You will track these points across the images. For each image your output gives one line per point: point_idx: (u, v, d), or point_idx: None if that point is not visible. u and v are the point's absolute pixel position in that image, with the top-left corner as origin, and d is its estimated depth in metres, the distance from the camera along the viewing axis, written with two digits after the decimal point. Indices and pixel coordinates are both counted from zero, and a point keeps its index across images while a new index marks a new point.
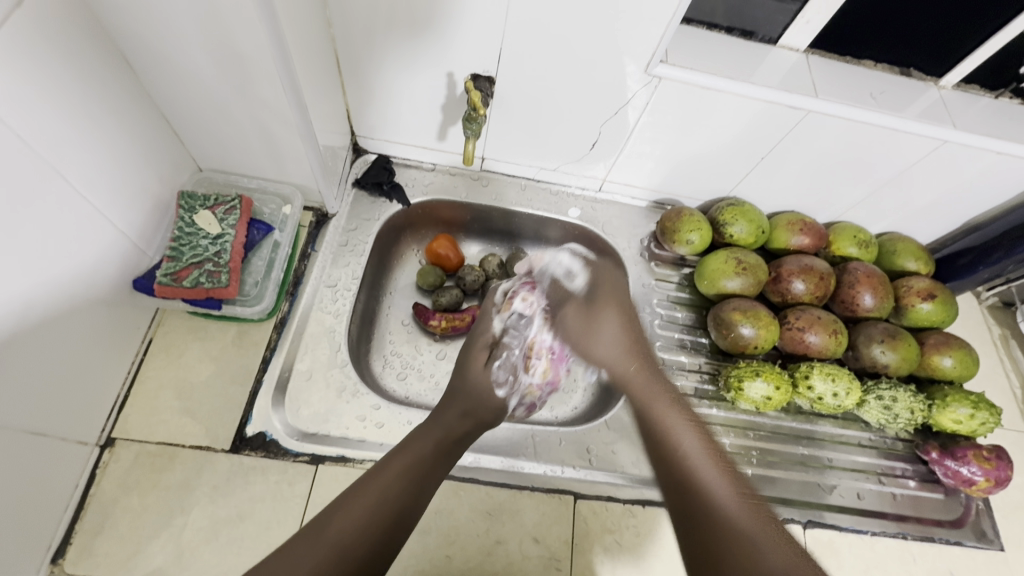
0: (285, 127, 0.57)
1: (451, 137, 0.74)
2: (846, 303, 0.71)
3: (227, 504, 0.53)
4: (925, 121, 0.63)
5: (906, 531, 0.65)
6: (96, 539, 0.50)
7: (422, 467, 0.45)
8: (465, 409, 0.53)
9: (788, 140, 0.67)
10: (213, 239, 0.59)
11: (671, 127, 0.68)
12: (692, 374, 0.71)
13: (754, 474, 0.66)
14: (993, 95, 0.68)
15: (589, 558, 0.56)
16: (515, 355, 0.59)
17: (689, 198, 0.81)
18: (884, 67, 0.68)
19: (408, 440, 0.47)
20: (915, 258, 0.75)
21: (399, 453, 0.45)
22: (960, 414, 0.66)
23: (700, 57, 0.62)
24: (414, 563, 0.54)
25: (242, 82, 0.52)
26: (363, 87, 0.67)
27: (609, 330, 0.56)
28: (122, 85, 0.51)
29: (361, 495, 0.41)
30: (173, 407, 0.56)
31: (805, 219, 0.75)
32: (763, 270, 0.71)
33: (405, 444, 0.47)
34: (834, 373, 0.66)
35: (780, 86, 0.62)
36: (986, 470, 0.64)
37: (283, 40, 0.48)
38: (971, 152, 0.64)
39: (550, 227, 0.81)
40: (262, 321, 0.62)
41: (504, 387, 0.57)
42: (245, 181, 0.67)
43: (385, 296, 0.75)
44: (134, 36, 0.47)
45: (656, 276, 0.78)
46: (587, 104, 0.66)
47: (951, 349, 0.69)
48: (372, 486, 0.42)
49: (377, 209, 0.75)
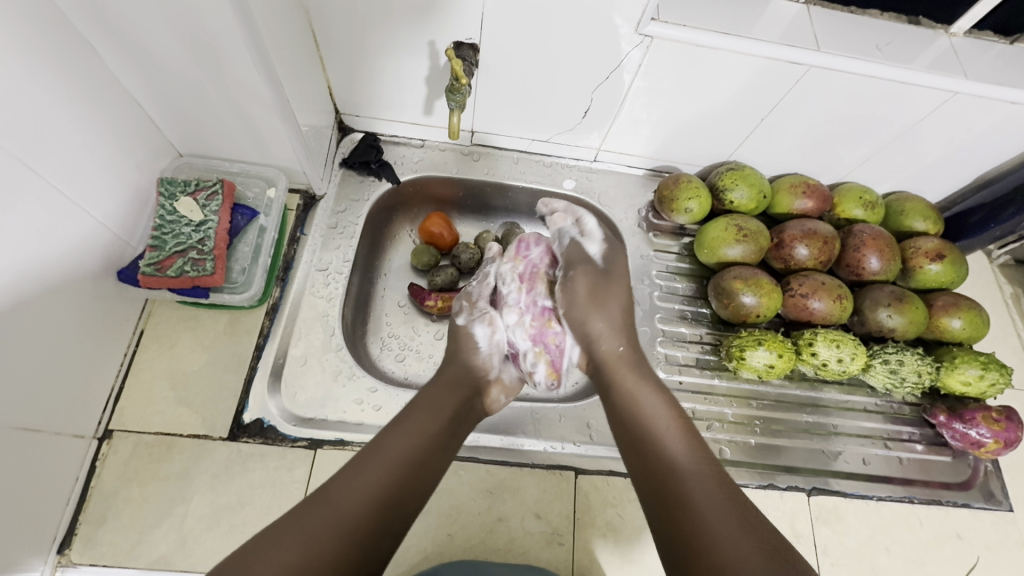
0: (262, 108, 0.55)
1: (438, 111, 0.71)
2: (852, 267, 0.69)
3: (227, 491, 0.53)
4: (934, 73, 0.60)
5: (913, 494, 0.65)
6: (101, 530, 0.50)
7: (421, 436, 0.47)
8: (457, 382, 0.54)
9: (789, 98, 0.64)
10: (196, 226, 0.58)
11: (666, 91, 0.65)
12: (693, 346, 0.70)
13: (757, 444, 0.65)
14: (1007, 41, 0.65)
15: (591, 533, 0.56)
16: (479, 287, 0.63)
17: (687, 164, 0.78)
18: (891, 16, 0.64)
19: (405, 413, 0.49)
20: (925, 218, 0.73)
21: (398, 424, 0.47)
22: (968, 375, 0.65)
23: (694, 13, 0.59)
24: (417, 542, 0.54)
25: (213, 64, 0.50)
26: (343, 63, 0.64)
27: (601, 322, 0.57)
28: (92, 73, 0.49)
29: (365, 469, 0.43)
30: (169, 397, 0.56)
31: (809, 181, 0.72)
32: (765, 236, 0.69)
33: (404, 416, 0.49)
34: (838, 338, 0.64)
35: (779, 41, 0.58)
36: (996, 432, 0.63)
37: (253, 17, 0.46)
38: (982, 103, 0.61)
39: (545, 200, 0.79)
40: (253, 308, 0.61)
41: (464, 315, 0.61)
42: (227, 165, 0.65)
43: (380, 278, 0.74)
44: (96, 20, 0.45)
45: (655, 247, 0.76)
46: (577, 70, 0.64)
47: (959, 310, 0.67)
48: (373, 462, 0.44)
49: (366, 188, 0.73)
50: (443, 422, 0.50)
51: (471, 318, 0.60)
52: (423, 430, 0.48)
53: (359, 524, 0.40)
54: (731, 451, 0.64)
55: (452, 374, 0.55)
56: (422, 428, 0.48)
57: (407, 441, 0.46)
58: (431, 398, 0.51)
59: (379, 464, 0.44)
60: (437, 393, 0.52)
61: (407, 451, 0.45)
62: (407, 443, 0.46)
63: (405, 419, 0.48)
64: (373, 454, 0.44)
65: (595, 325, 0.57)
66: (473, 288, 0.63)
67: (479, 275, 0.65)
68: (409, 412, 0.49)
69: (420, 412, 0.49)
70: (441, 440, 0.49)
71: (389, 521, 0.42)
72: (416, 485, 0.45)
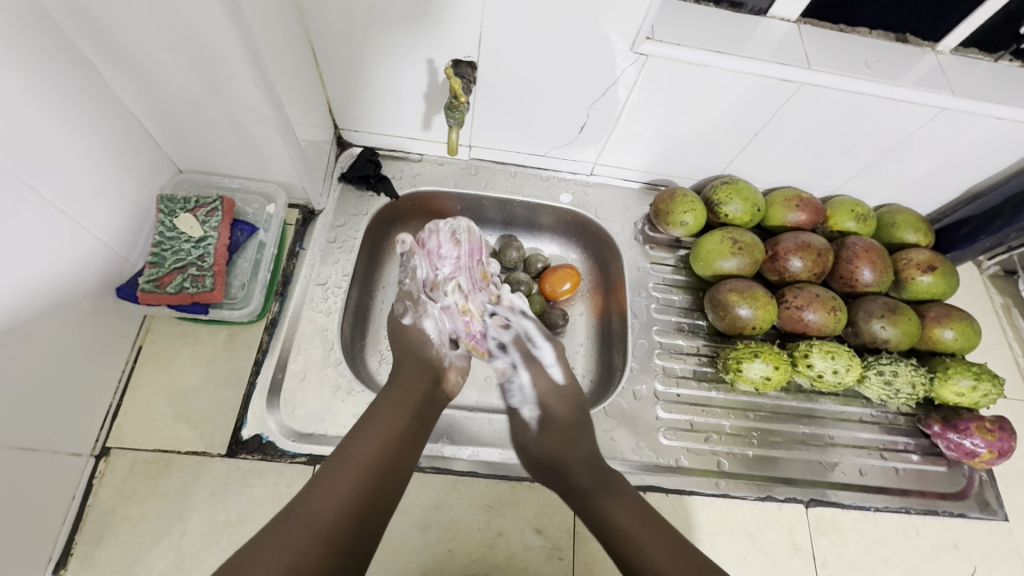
0: (262, 124, 0.56)
1: (436, 126, 0.72)
2: (845, 279, 0.70)
3: (225, 509, 0.53)
4: (922, 89, 0.61)
5: (910, 505, 0.65)
6: (97, 549, 0.50)
7: (384, 435, 0.49)
8: (410, 380, 0.57)
9: (782, 114, 0.65)
10: (196, 242, 0.58)
11: (662, 106, 0.66)
12: (691, 357, 0.71)
13: (755, 455, 0.65)
14: (992, 59, 0.66)
15: (591, 547, 0.56)
16: (409, 286, 0.69)
17: (682, 177, 0.79)
18: (880, 34, 0.66)
19: (371, 414, 0.51)
20: (916, 230, 0.74)
21: (364, 425, 0.50)
22: (962, 386, 0.65)
23: (688, 31, 0.60)
24: (417, 559, 0.54)
25: (213, 81, 0.50)
26: (341, 79, 0.65)
27: (547, 378, 0.66)
28: (94, 91, 0.49)
29: (337, 473, 0.45)
30: (167, 414, 0.56)
31: (803, 194, 0.73)
32: (760, 249, 0.69)
33: (366, 423, 0.50)
34: (833, 350, 0.65)
35: (771, 59, 0.60)
36: (989, 442, 0.64)
37: (254, 36, 0.47)
38: (969, 119, 0.63)
39: (542, 213, 0.80)
40: (252, 323, 0.61)
41: (409, 314, 0.68)
42: (226, 181, 0.65)
43: (378, 291, 0.74)
44: (99, 38, 0.46)
45: (652, 259, 0.77)
46: (574, 86, 0.65)
47: (951, 321, 0.68)
48: (343, 464, 0.45)
49: (365, 203, 0.73)
50: (409, 421, 0.52)
51: (415, 313, 0.68)
52: (387, 428, 0.50)
53: (337, 523, 0.42)
54: (728, 463, 0.64)
55: (409, 377, 0.58)
56: (384, 427, 0.50)
57: (370, 440, 0.48)
58: (390, 400, 0.53)
59: (350, 469, 0.45)
60: (397, 396, 0.54)
61: (375, 453, 0.47)
62: (373, 440, 0.48)
63: (370, 420, 0.51)
64: (344, 457, 0.46)
65: (558, 404, 0.63)
66: (412, 287, 0.69)
67: (416, 264, 0.69)
68: (369, 416, 0.51)
69: (380, 416, 0.51)
70: (408, 439, 0.51)
71: (363, 523, 0.43)
72: (386, 486, 0.46)
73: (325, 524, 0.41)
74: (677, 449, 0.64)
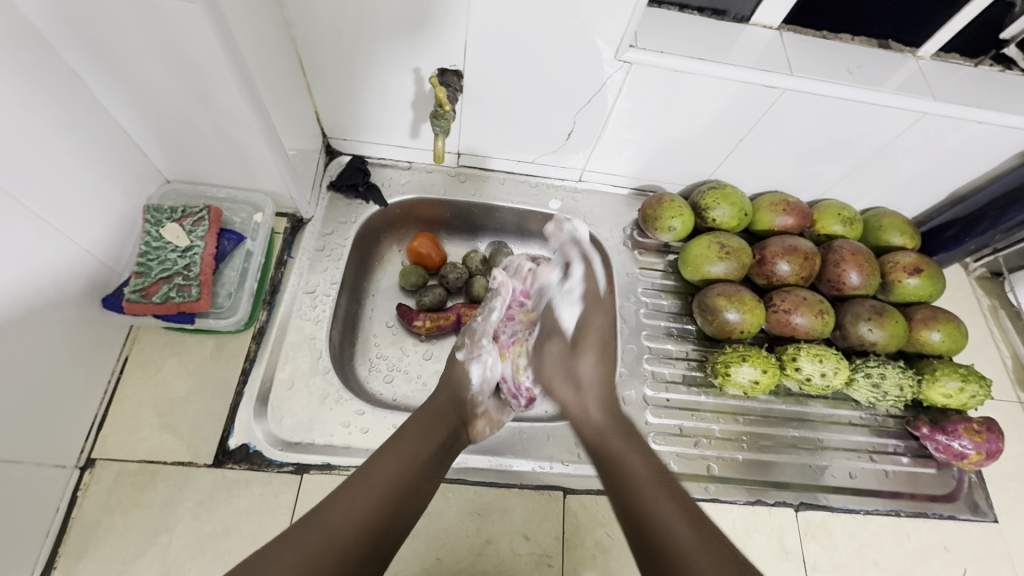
0: (249, 134, 0.56)
1: (424, 134, 0.73)
2: (832, 282, 0.70)
3: (211, 519, 0.52)
4: (904, 94, 0.62)
5: (900, 507, 0.65)
6: (81, 562, 0.49)
7: (410, 462, 0.48)
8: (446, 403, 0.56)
9: (766, 120, 0.66)
10: (182, 252, 0.58)
11: (648, 113, 0.66)
12: (680, 362, 0.71)
13: (746, 460, 0.65)
14: (973, 64, 0.67)
15: (580, 553, 0.56)
16: (478, 325, 0.64)
17: (671, 183, 0.79)
18: (862, 40, 0.67)
19: (398, 437, 0.50)
20: (902, 233, 0.74)
21: (388, 447, 0.49)
22: (949, 387, 0.66)
23: (671, 39, 0.61)
24: (405, 568, 0.53)
25: (200, 92, 0.51)
26: (329, 89, 0.65)
27: (590, 361, 0.59)
28: (79, 103, 0.50)
29: (360, 491, 0.44)
30: (153, 424, 0.56)
31: (789, 198, 0.74)
32: (747, 253, 0.70)
33: (391, 442, 0.50)
34: (821, 353, 0.65)
35: (753, 65, 0.60)
36: (978, 443, 0.64)
37: (241, 50, 0.48)
38: (950, 123, 0.63)
39: (532, 220, 0.80)
40: (239, 332, 0.61)
41: (464, 350, 0.62)
42: (213, 191, 0.65)
43: (368, 299, 0.74)
44: (83, 50, 0.46)
45: (641, 265, 0.78)
46: (560, 94, 0.65)
47: (938, 323, 0.68)
48: (367, 482, 0.45)
49: (354, 211, 0.74)
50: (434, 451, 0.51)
51: (471, 357, 0.61)
52: (411, 453, 0.49)
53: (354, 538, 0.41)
54: (718, 467, 0.64)
55: (439, 402, 0.56)
56: (409, 451, 0.49)
57: (397, 462, 0.48)
58: (419, 424, 0.52)
59: (372, 488, 0.45)
60: (424, 421, 0.53)
61: (397, 474, 0.47)
62: (399, 462, 0.48)
63: (398, 443, 0.49)
64: (365, 479, 0.45)
65: (596, 319, 0.62)
66: (480, 325, 0.63)
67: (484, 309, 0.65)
68: (396, 438, 0.50)
69: (409, 439, 0.50)
70: (430, 467, 0.49)
71: (383, 540, 0.43)
72: (404, 508, 0.46)
73: (335, 534, 0.41)
74: (667, 454, 0.64)
